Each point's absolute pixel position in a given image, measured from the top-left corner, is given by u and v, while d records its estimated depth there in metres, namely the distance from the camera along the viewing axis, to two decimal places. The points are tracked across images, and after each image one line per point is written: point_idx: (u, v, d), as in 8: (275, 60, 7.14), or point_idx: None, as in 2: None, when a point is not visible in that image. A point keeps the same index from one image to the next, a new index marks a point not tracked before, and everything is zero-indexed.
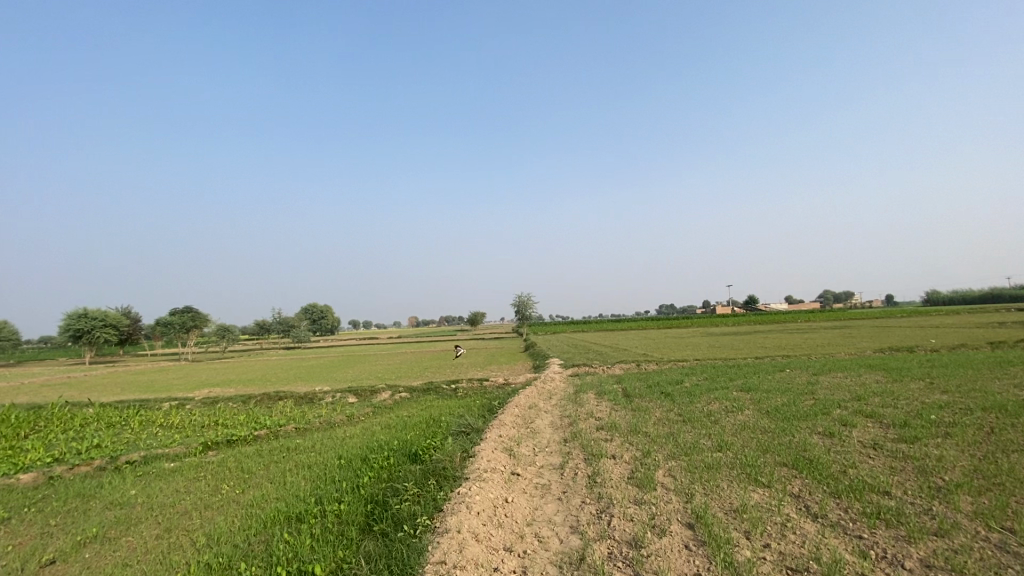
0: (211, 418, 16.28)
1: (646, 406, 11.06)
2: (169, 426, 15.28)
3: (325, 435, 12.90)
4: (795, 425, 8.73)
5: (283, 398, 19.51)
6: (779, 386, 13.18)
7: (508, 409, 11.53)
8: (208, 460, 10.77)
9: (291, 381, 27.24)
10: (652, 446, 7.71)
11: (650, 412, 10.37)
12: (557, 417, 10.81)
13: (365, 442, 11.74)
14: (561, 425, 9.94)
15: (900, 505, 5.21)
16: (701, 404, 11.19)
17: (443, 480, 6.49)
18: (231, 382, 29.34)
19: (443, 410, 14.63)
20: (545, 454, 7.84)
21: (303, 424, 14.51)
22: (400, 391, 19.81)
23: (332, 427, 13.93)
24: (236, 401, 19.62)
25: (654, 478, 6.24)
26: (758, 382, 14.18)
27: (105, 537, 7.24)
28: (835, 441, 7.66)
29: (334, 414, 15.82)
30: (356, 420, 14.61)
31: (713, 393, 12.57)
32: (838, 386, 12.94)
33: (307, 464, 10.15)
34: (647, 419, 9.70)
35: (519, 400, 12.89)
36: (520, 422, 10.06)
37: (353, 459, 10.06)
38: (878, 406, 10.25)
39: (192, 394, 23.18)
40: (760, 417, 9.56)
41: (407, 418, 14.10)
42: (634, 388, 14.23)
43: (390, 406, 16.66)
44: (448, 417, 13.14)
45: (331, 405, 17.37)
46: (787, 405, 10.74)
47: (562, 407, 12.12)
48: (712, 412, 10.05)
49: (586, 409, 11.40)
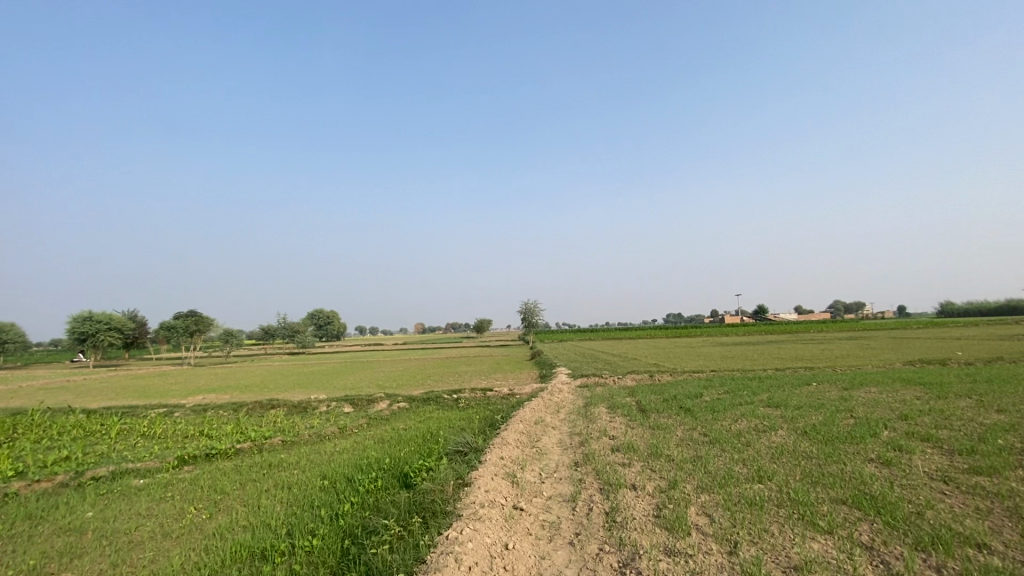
0: (196, 427, 15.26)
1: (667, 423, 9.92)
2: (150, 437, 14.26)
3: (313, 449, 11.88)
4: (841, 449, 7.59)
5: (275, 407, 18.50)
6: (810, 402, 11.96)
7: (512, 424, 10.43)
8: (179, 478, 9.76)
9: (289, 388, 26.31)
10: (680, 475, 6.59)
11: (670, 432, 9.23)
12: (567, 435, 9.69)
13: (355, 458, 10.70)
14: (570, 445, 8.83)
15: (1010, 565, 4.08)
16: (727, 422, 10.03)
17: (430, 518, 5.38)
18: (228, 389, 28.43)
19: (442, 423, 13.55)
20: (553, 482, 6.74)
21: (291, 435, 13.48)
22: (398, 400, 18.74)
23: (322, 440, 12.88)
24: (227, 409, 18.68)
25: (686, 520, 5.11)
26: (786, 397, 12.96)
27: (41, 571, 6.21)
28: (894, 472, 6.49)
29: (326, 425, 14.81)
30: (349, 433, 13.56)
31: (737, 409, 11.41)
32: (877, 402, 11.71)
33: (285, 484, 9.08)
34: (669, 440, 8.56)
35: (524, 414, 11.79)
36: (524, 440, 8.97)
37: (337, 480, 8.98)
38: (931, 427, 9.05)
39: (186, 400, 22.31)
40: (798, 439, 8.39)
41: (403, 431, 13.05)
42: (649, 402, 13.10)
43: (386, 417, 15.59)
44: (447, 432, 12.05)
45: (324, 415, 16.38)
46: (825, 424, 9.55)
47: (571, 422, 11.01)
48: (742, 433, 8.90)
49: (597, 425, 10.27)
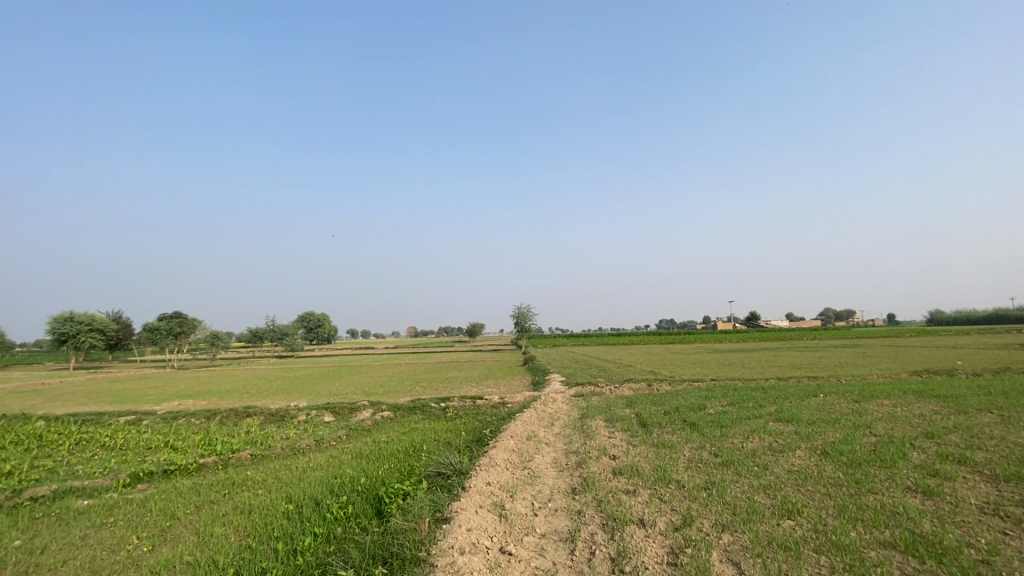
0: (162, 438, 14.19)
1: (672, 441, 9.01)
2: (110, 449, 13.19)
3: (284, 464, 10.90)
4: (873, 475, 6.71)
5: (252, 415, 17.48)
6: (823, 417, 11.09)
7: (502, 440, 9.49)
8: (128, 500, 8.74)
9: (270, 394, 25.11)
10: (695, 509, 5.67)
11: (676, 451, 8.32)
12: (562, 453, 8.77)
13: (327, 476, 9.70)
14: (566, 466, 7.90)
15: None
16: (737, 439, 9.14)
17: (398, 570, 4.44)
18: (208, 394, 27.19)
19: (427, 436, 12.59)
20: (547, 515, 5.79)
21: (263, 448, 12.47)
22: (383, 409, 17.77)
23: (295, 454, 11.90)
24: (199, 417, 17.54)
25: (710, 571, 4.19)
26: (796, 410, 12.10)
27: None
28: (942, 507, 5.60)
29: (302, 437, 13.77)
30: (325, 446, 12.59)
31: (747, 424, 10.51)
32: (894, 417, 10.90)
33: (245, 508, 8.07)
34: (676, 461, 7.66)
35: (516, 427, 10.85)
36: (515, 460, 8.03)
37: (304, 504, 7.97)
38: (964, 447, 8.19)
39: (159, 407, 21.13)
40: (821, 461, 7.50)
41: (385, 444, 12.09)
42: (649, 415, 12.19)
43: (368, 428, 14.61)
44: (431, 446, 11.10)
45: (302, 425, 15.38)
46: (845, 443, 8.68)
47: (567, 438, 10.09)
48: (756, 453, 8.01)
49: (595, 442, 9.35)
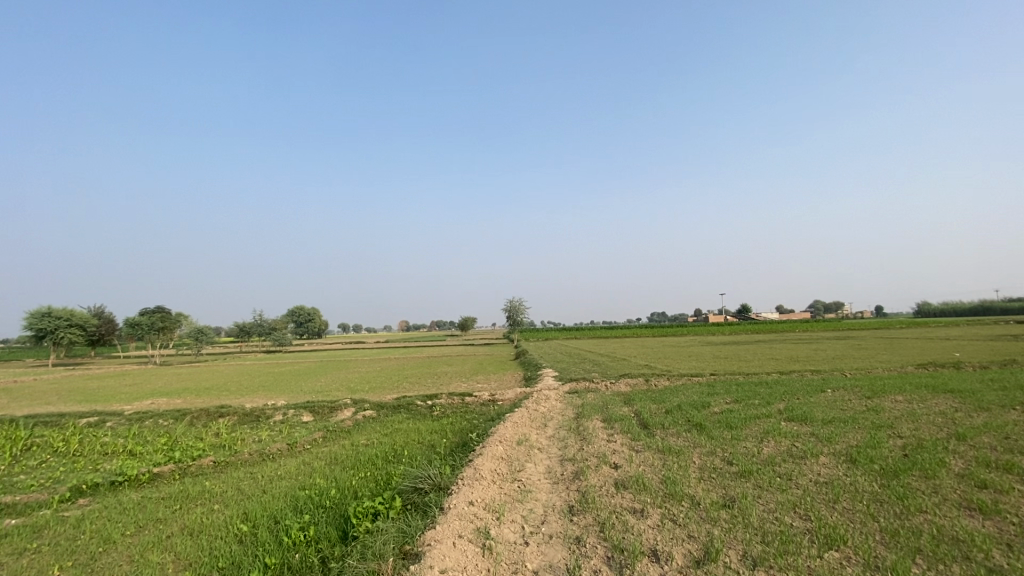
0: (121, 442, 13.04)
1: (679, 446, 8.08)
2: (60, 456, 12.01)
3: (250, 473, 9.86)
4: (916, 489, 5.82)
5: (224, 415, 16.35)
6: (839, 417, 10.20)
7: (489, 446, 8.49)
8: (62, 520, 7.65)
9: (249, 392, 23.91)
10: (718, 538, 4.72)
11: (685, 458, 7.38)
12: (556, 461, 7.79)
13: (293, 488, 8.67)
14: (562, 478, 6.92)
15: None
16: (750, 443, 8.21)
17: None
18: (184, 392, 25.88)
19: (410, 438, 11.62)
20: (541, 545, 4.80)
21: (229, 454, 11.42)
22: (365, 407, 16.76)
23: (265, 460, 10.87)
24: (167, 418, 16.37)
25: None
26: (806, 408, 11.27)
27: None
28: (1008, 530, 4.72)
29: (275, 440, 12.71)
30: (299, 450, 11.58)
31: (758, 425, 9.59)
32: (915, 416, 10.06)
33: (195, 528, 7.04)
34: (687, 472, 6.72)
35: (505, 430, 9.86)
36: (503, 472, 7.04)
37: (260, 524, 6.94)
38: (1001, 451, 7.37)
39: (129, 406, 19.92)
40: (851, 471, 6.57)
41: (363, 448, 11.09)
42: (650, 415, 11.24)
43: (347, 429, 13.59)
44: (413, 451, 10.12)
45: (277, 427, 14.31)
46: (871, 447, 7.82)
47: (562, 442, 9.10)
48: (775, 460, 7.13)
49: (593, 448, 8.37)
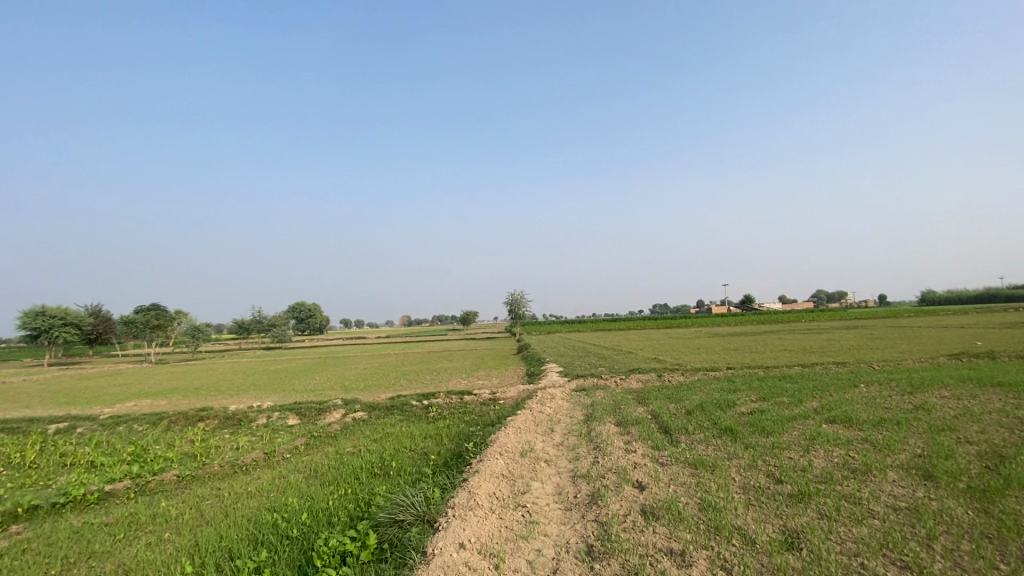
0: (83, 452, 11.85)
1: (714, 459, 6.78)
2: (12, 470, 10.81)
3: (215, 491, 8.62)
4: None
5: (204, 419, 15.16)
6: (886, 417, 8.94)
7: (488, 460, 7.17)
8: None
9: (237, 392, 22.77)
10: None
11: (724, 476, 6.11)
12: (566, 480, 6.50)
13: (256, 511, 7.40)
14: (576, 503, 5.63)
15: None
16: (796, 454, 6.91)
17: None
18: (171, 393, 24.70)
19: (399, 446, 10.35)
20: None
21: (197, 466, 10.18)
22: (356, 409, 15.53)
23: (237, 473, 9.68)
24: (142, 424, 15.17)
25: None
26: (845, 407, 10.01)
27: None
28: None
29: (253, 449, 11.49)
30: (275, 461, 10.36)
31: (797, 429, 8.31)
32: (973, 415, 8.80)
33: (133, 567, 5.83)
34: (730, 495, 5.45)
35: (505, 438, 8.57)
36: (503, 497, 5.76)
37: (210, 563, 5.72)
38: None
39: (107, 409, 18.78)
40: (935, 492, 5.31)
41: (347, 459, 9.83)
42: (669, 416, 9.99)
43: (333, 435, 12.35)
44: (400, 463, 8.85)
45: (258, 433, 13.09)
46: (943, 457, 6.53)
47: (573, 453, 7.81)
48: (835, 478, 5.84)
49: (611, 461, 7.06)
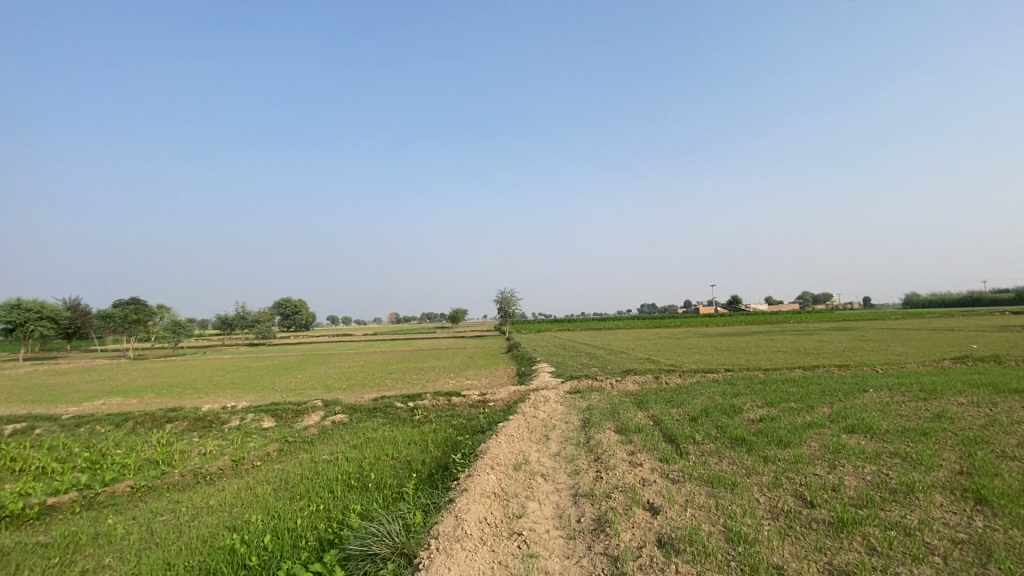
0: (32, 458, 10.78)
1: (733, 476, 6.02)
2: None
3: (171, 505, 7.68)
4: None
5: (173, 421, 14.13)
6: (909, 427, 8.27)
7: (476, 475, 6.32)
8: None
9: (213, 391, 21.66)
10: None
11: (749, 497, 5.34)
12: (565, 500, 5.68)
13: (214, 532, 6.49)
14: (580, 531, 4.82)
15: None
16: (823, 470, 6.18)
17: None
18: (143, 391, 23.51)
19: (379, 453, 9.48)
20: None
21: (156, 475, 9.22)
22: (336, 411, 14.62)
23: (199, 484, 8.75)
24: (104, 425, 14.10)
25: None
26: (862, 415, 9.34)
27: None
28: None
29: (221, 454, 10.57)
30: (244, 469, 9.44)
31: (816, 440, 7.61)
32: (1000, 425, 8.18)
33: None
34: (760, 524, 4.67)
35: (497, 449, 7.72)
36: (494, 524, 4.92)
37: None
38: None
39: (71, 409, 17.61)
40: (996, 520, 4.60)
41: (321, 468, 8.94)
42: (674, 423, 9.27)
43: (309, 440, 11.43)
44: (379, 474, 7.98)
45: (229, 436, 12.15)
46: (988, 475, 5.82)
47: (571, 466, 7.00)
48: (876, 500, 5.10)
49: (615, 477, 6.25)
